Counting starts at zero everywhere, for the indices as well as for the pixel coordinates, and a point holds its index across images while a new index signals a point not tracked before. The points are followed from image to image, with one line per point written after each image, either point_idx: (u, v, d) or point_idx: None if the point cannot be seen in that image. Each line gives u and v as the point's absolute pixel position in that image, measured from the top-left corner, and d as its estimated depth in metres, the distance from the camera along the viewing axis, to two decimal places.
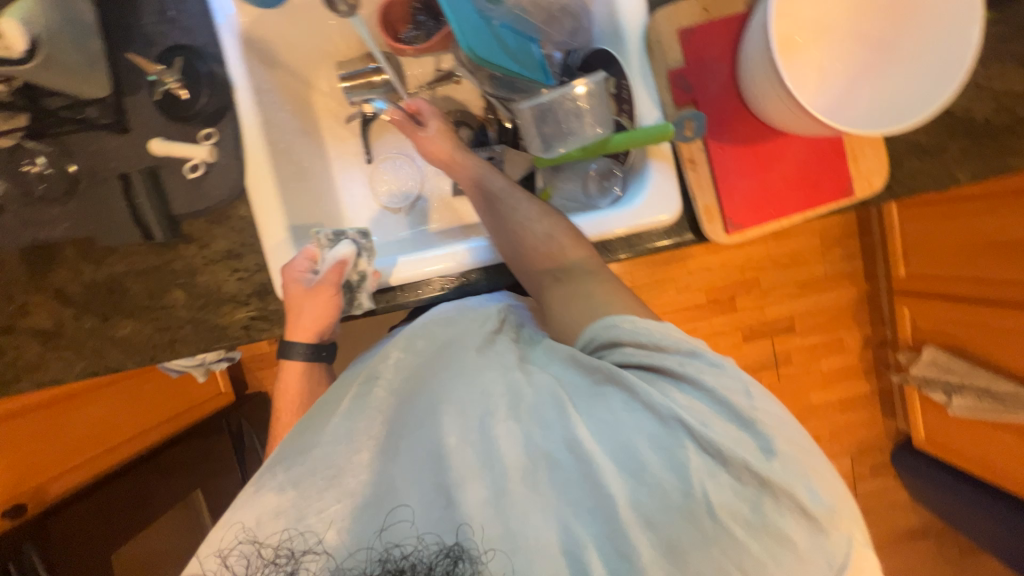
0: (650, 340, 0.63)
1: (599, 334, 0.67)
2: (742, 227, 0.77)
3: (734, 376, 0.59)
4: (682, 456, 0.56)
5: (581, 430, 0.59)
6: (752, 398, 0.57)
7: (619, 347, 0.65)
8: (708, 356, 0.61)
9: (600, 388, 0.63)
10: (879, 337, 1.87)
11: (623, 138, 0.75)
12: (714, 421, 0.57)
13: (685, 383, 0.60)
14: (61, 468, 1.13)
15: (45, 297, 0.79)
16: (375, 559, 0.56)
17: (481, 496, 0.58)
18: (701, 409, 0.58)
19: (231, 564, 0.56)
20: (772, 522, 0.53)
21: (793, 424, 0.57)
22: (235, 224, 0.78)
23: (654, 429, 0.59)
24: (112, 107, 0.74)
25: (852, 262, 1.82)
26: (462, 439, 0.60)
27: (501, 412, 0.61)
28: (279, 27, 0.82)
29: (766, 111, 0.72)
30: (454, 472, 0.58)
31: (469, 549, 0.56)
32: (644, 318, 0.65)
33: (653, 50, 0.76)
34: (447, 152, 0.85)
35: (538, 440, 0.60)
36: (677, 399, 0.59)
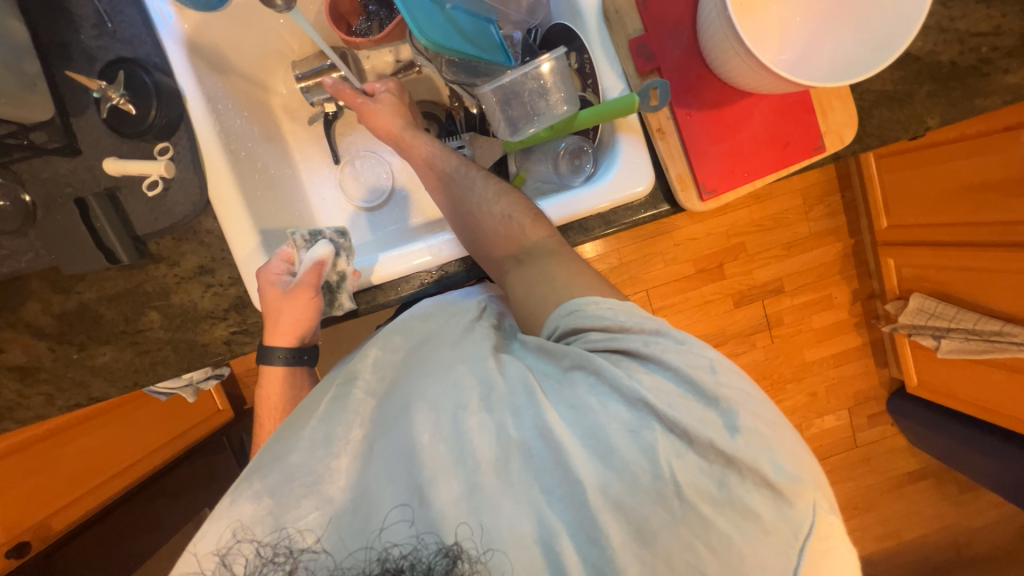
0: (614, 323, 0.63)
1: (565, 321, 0.65)
2: (716, 193, 0.76)
3: (698, 353, 0.58)
4: (650, 438, 0.54)
5: (552, 416, 0.57)
6: (718, 373, 0.57)
7: (584, 334, 0.64)
8: (673, 335, 0.60)
9: (569, 374, 0.61)
10: (867, 290, 1.90)
11: (590, 114, 0.74)
12: (678, 399, 0.55)
13: (652, 362, 0.58)
14: (60, 501, 1.12)
15: (19, 332, 0.77)
16: (374, 558, 0.54)
17: (453, 495, 0.55)
18: (667, 389, 0.56)
19: (231, 564, 0.55)
20: (738, 497, 0.52)
21: (760, 398, 0.56)
22: (203, 239, 0.77)
23: (622, 411, 0.57)
24: (59, 129, 0.71)
25: (834, 219, 1.83)
26: (435, 436, 0.58)
27: (472, 404, 0.59)
28: (225, 31, 0.79)
29: (730, 71, 0.70)
30: (427, 469, 0.56)
31: (467, 547, 0.54)
32: (609, 300, 0.65)
33: (611, 22, 0.75)
34: (396, 130, 0.82)
35: (511, 430, 0.57)
36: (643, 378, 0.57)
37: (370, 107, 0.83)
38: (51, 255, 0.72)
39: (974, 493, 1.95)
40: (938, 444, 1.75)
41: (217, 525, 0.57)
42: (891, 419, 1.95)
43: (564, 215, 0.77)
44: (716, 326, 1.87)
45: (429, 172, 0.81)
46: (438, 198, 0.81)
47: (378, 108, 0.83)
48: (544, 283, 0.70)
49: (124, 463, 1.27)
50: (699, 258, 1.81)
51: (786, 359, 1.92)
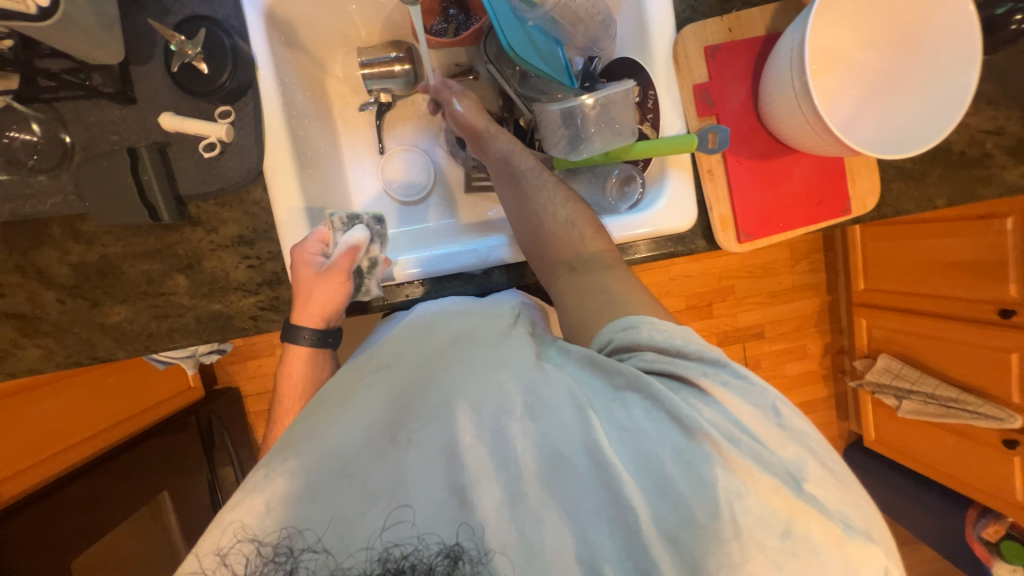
0: (672, 345, 0.61)
1: (620, 336, 0.64)
2: (752, 237, 0.81)
3: (761, 392, 0.58)
4: (709, 474, 0.52)
5: (601, 433, 0.55)
6: (781, 417, 0.56)
7: (640, 353, 0.62)
8: (735, 368, 0.59)
9: (620, 393, 0.59)
10: (837, 345, 2.02)
11: (647, 146, 0.79)
12: (741, 437, 0.54)
13: (712, 395, 0.57)
14: (20, 466, 1.04)
15: (26, 278, 0.72)
16: (374, 558, 0.52)
17: (493, 502, 0.54)
18: (728, 424, 0.55)
19: (231, 563, 0.52)
20: (807, 552, 0.48)
21: (820, 444, 0.56)
22: (248, 209, 0.75)
23: (681, 443, 0.54)
24: (117, 75, 0.68)
25: (817, 275, 1.95)
26: (476, 438, 0.56)
27: (516, 411, 0.57)
28: (301, 7, 0.78)
29: (784, 129, 0.76)
30: (468, 471, 0.55)
31: (469, 549, 0.53)
32: (665, 324, 0.64)
33: (681, 64, 0.79)
34: (479, 125, 0.82)
35: (558, 442, 0.55)
36: (704, 410, 0.56)
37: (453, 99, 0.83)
38: (84, 202, 0.69)
39: (912, 546, 2.08)
40: (887, 496, 1.87)
41: (250, 499, 0.55)
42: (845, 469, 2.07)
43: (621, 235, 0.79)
44: None
45: (500, 165, 0.81)
46: (505, 197, 0.81)
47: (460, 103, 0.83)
48: (597, 296, 0.70)
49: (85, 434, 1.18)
50: (692, 295, 1.89)
51: None
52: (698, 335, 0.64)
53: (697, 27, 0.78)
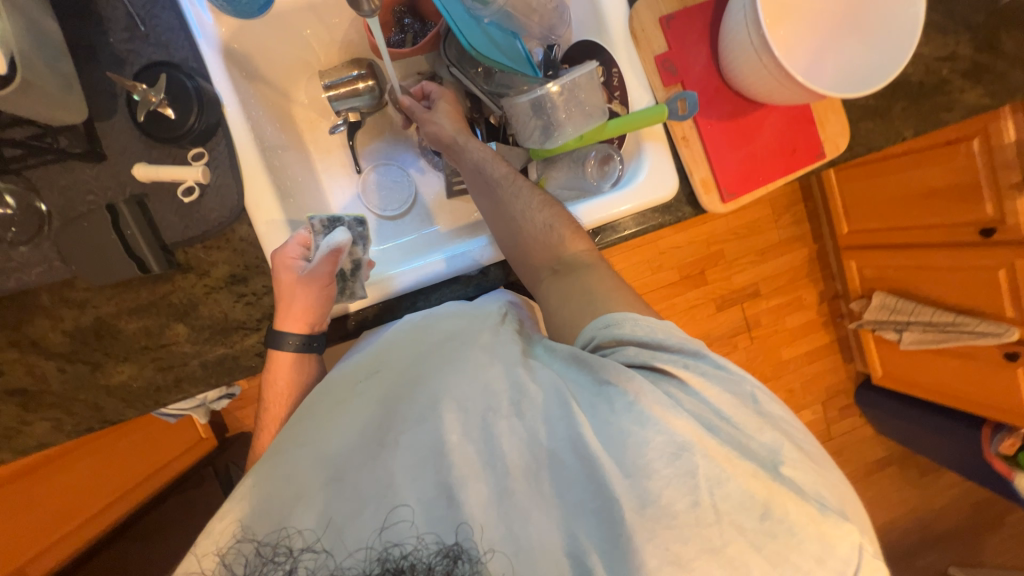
0: (651, 339, 0.63)
1: (602, 333, 0.65)
2: (735, 195, 0.83)
3: (739, 381, 0.59)
4: (692, 463, 0.51)
5: (584, 425, 0.55)
6: (759, 404, 0.58)
7: (622, 348, 0.63)
8: (713, 358, 0.61)
9: (602, 386, 0.58)
10: (831, 291, 2.06)
11: (618, 124, 0.79)
12: (720, 426, 0.55)
13: (691, 385, 0.58)
14: (20, 556, 0.96)
15: (23, 352, 0.71)
16: (374, 559, 0.50)
17: (481, 498, 0.52)
18: (706, 412, 0.56)
19: (230, 566, 0.52)
20: (783, 530, 0.49)
21: (797, 429, 0.58)
22: (236, 246, 0.74)
23: (660, 426, 0.53)
24: (84, 134, 0.68)
25: (801, 226, 1.99)
26: (464, 437, 0.56)
27: (503, 407, 0.57)
28: (257, 39, 0.78)
29: (750, 86, 0.77)
30: (456, 469, 0.54)
31: (469, 547, 0.50)
32: (646, 318, 0.65)
33: (638, 38, 0.80)
34: (451, 135, 0.82)
35: (543, 438, 0.56)
36: (683, 400, 0.57)
37: (428, 115, 0.82)
38: (69, 266, 0.68)
39: (936, 474, 2.12)
40: (904, 429, 1.91)
41: (235, 508, 0.56)
42: (859, 410, 2.11)
43: (590, 220, 0.81)
44: (701, 329, 1.96)
45: (475, 173, 0.81)
46: (481, 204, 0.82)
47: (436, 117, 0.82)
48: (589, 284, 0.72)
49: (88, 512, 1.10)
50: (683, 265, 1.91)
51: (766, 357, 2.03)
52: (679, 328, 0.65)
53: None
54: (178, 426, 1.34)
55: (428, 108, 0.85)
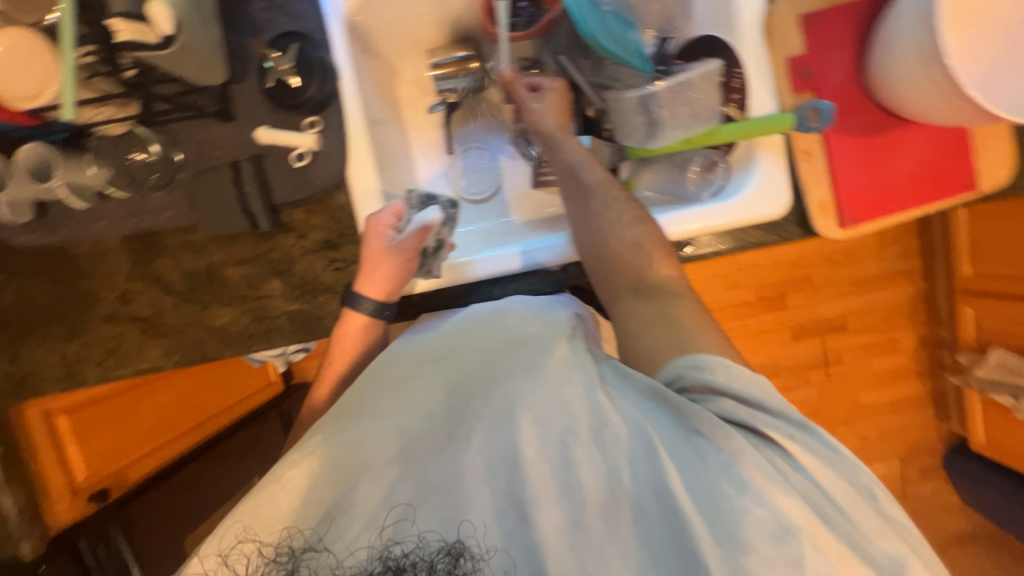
0: (752, 397, 0.58)
1: (691, 374, 0.59)
2: (856, 222, 0.74)
3: (854, 471, 0.55)
4: (797, 550, 0.49)
5: (671, 475, 0.54)
6: (880, 505, 0.54)
7: (714, 399, 0.58)
8: (824, 435, 0.56)
9: (693, 436, 0.55)
10: (935, 338, 1.82)
11: (732, 129, 0.73)
12: (830, 513, 0.52)
13: (798, 460, 0.54)
14: (111, 469, 1.06)
15: (147, 285, 0.80)
16: (375, 557, 0.54)
17: (556, 525, 0.54)
18: (814, 493, 0.53)
19: (231, 563, 0.54)
20: None
21: (915, 536, 0.54)
22: (334, 213, 0.78)
23: (760, 503, 0.51)
24: (219, 94, 0.73)
25: (909, 261, 1.77)
26: (541, 454, 0.56)
27: (582, 433, 0.57)
28: (377, 14, 0.80)
29: (899, 101, 0.68)
30: (531, 488, 0.55)
31: (470, 546, 0.54)
32: (739, 368, 0.59)
33: (772, 38, 0.73)
34: (550, 130, 0.79)
35: (624, 479, 0.55)
36: (789, 475, 0.54)
37: (530, 106, 0.80)
38: (193, 216, 0.76)
39: None
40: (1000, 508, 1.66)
41: (272, 486, 0.58)
42: (945, 475, 1.86)
43: (678, 229, 0.75)
44: (773, 357, 1.81)
45: (567, 173, 0.78)
46: (567, 204, 0.78)
47: (537, 109, 0.80)
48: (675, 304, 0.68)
49: (173, 433, 1.18)
50: (762, 286, 1.76)
51: (841, 399, 1.85)
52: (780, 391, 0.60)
53: None
54: (254, 368, 1.40)
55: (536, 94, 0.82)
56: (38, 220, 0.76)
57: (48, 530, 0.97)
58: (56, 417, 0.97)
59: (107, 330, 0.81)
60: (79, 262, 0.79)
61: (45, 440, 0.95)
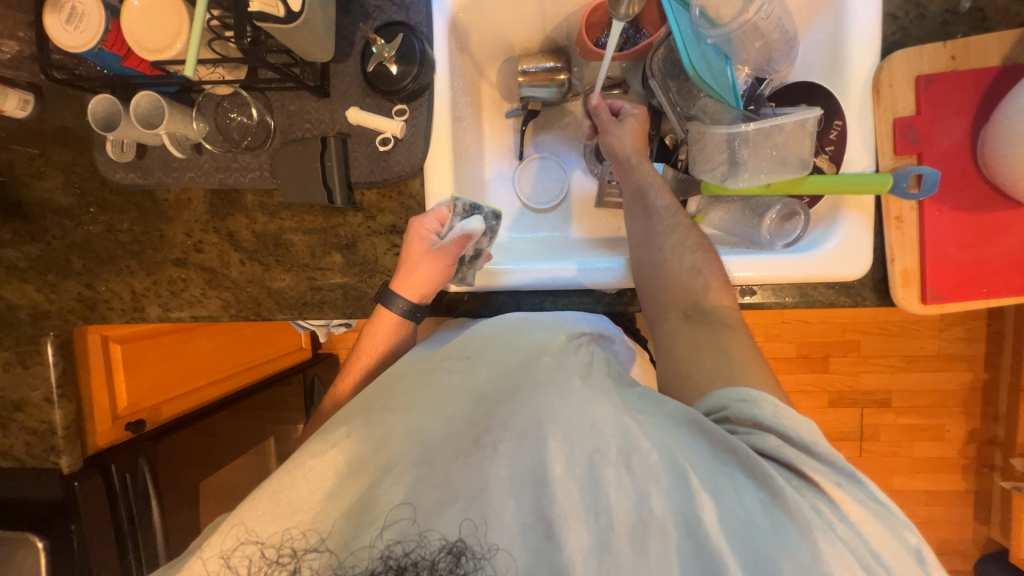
0: (801, 439, 0.54)
1: (737, 407, 0.57)
2: (941, 299, 0.69)
3: (903, 527, 0.51)
4: None
5: (705, 509, 0.51)
6: (926, 564, 0.49)
7: (761, 433, 0.55)
8: (869, 486, 0.53)
9: (728, 469, 0.54)
10: (987, 434, 1.68)
11: (819, 181, 0.71)
12: (876, 568, 0.48)
13: (842, 508, 0.51)
14: (147, 403, 1.10)
15: (219, 238, 0.84)
16: (377, 557, 0.52)
17: (582, 545, 0.52)
18: (862, 548, 0.49)
19: (233, 565, 0.54)
20: None
21: None
22: (405, 201, 0.80)
23: (800, 552, 0.48)
24: (319, 72, 0.76)
25: (973, 346, 1.64)
26: (568, 471, 0.55)
27: (611, 455, 0.56)
28: (478, 14, 0.82)
29: (1013, 182, 0.64)
30: (559, 506, 0.53)
31: (471, 545, 0.52)
32: (789, 409, 0.57)
33: (881, 94, 0.70)
34: (626, 150, 0.79)
35: (655, 506, 0.53)
36: (834, 523, 0.50)
37: (613, 128, 0.81)
38: (276, 180, 0.78)
39: None
40: None
41: (292, 477, 0.59)
42: None
43: (741, 273, 0.72)
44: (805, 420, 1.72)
45: (634, 194, 0.78)
46: (630, 226, 0.78)
47: (620, 132, 0.80)
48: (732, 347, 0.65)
49: (205, 380, 1.25)
50: (806, 344, 1.68)
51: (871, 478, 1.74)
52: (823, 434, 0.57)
53: (911, 52, 0.68)
54: (282, 337, 1.54)
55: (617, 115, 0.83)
56: (135, 162, 0.81)
57: (86, 449, 0.97)
58: (111, 343, 1.02)
59: (175, 274, 0.85)
60: (165, 207, 0.84)
61: (99, 363, 0.99)
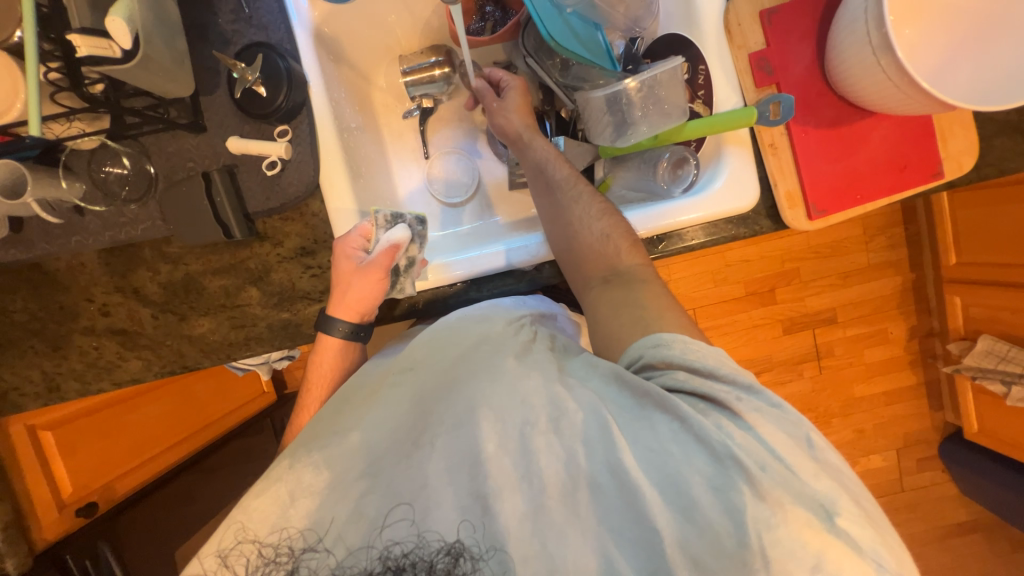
0: (702, 366, 0.58)
1: (650, 353, 0.60)
2: (824, 213, 0.75)
3: (794, 421, 0.55)
4: (738, 501, 0.50)
5: (625, 452, 0.54)
6: (814, 449, 0.53)
7: (671, 372, 0.59)
8: (767, 394, 0.57)
9: (646, 411, 0.56)
10: (925, 328, 1.81)
11: (700, 125, 0.74)
12: (772, 464, 0.51)
13: (745, 419, 0.54)
14: (96, 484, 1.05)
15: (125, 297, 0.80)
16: (375, 557, 0.54)
17: (516, 512, 0.54)
18: (760, 450, 0.52)
19: (231, 564, 0.55)
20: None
21: (849, 476, 0.53)
22: (309, 221, 0.79)
23: (708, 467, 0.52)
24: (190, 107, 0.74)
25: (897, 251, 1.75)
26: (500, 447, 0.56)
27: (540, 423, 0.57)
28: (344, 21, 0.81)
29: (859, 93, 0.69)
30: (493, 481, 0.55)
31: (470, 546, 0.54)
32: (697, 343, 0.60)
33: (733, 34, 0.74)
34: (516, 127, 0.80)
35: (581, 460, 0.55)
36: (734, 434, 0.53)
37: (499, 108, 0.81)
38: (169, 225, 0.75)
39: None
40: (992, 497, 1.63)
41: (274, 487, 0.59)
42: (941, 465, 1.84)
43: (647, 227, 0.75)
44: (765, 351, 1.80)
45: (534, 170, 0.77)
46: (536, 202, 0.79)
47: (505, 109, 0.81)
48: (641, 307, 0.67)
49: (163, 445, 1.17)
50: (751, 281, 1.75)
51: (835, 392, 1.84)
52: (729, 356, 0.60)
53: None
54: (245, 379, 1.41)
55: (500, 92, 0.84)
56: (14, 236, 0.76)
57: (33, 546, 0.92)
58: (40, 432, 0.96)
59: (86, 343, 0.81)
60: (59, 276, 0.79)
61: (28, 456, 0.94)
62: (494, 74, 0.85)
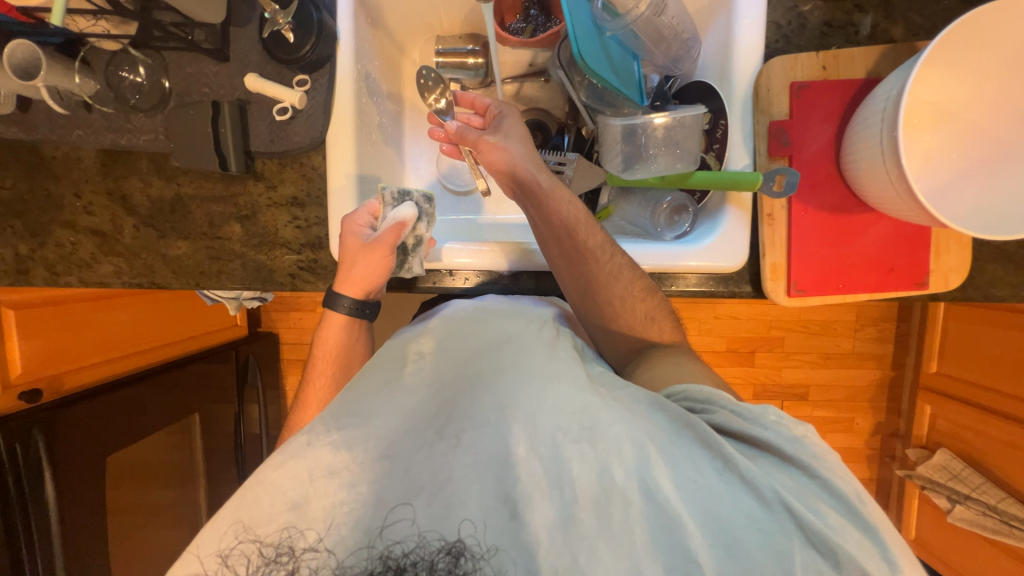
0: (747, 412, 0.58)
1: (695, 389, 0.63)
2: (804, 293, 0.75)
3: (844, 475, 0.55)
4: (785, 547, 0.50)
5: (663, 478, 0.52)
6: (866, 505, 0.53)
7: (713, 409, 0.60)
8: (810, 442, 0.56)
9: (688, 444, 0.55)
10: (891, 427, 1.81)
11: (705, 177, 0.74)
12: (825, 510, 0.52)
13: (795, 468, 0.55)
14: (48, 371, 1.05)
15: (110, 201, 0.81)
16: (375, 557, 0.48)
17: (546, 521, 0.51)
18: (807, 493, 0.53)
19: (231, 565, 0.48)
20: None
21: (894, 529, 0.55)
22: (306, 173, 0.80)
23: (753, 509, 0.52)
24: (218, 34, 0.75)
25: (883, 346, 1.74)
26: (531, 451, 0.53)
27: (572, 431, 0.54)
28: None
29: (863, 188, 0.70)
30: (523, 486, 0.51)
31: (471, 545, 0.49)
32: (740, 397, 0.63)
33: (761, 98, 0.74)
34: (528, 172, 0.71)
35: (615, 474, 0.52)
36: (781, 478, 0.54)
37: (489, 138, 0.74)
38: (170, 143, 0.76)
39: None
40: None
41: (294, 463, 0.53)
42: None
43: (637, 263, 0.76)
44: None
45: (560, 231, 0.71)
46: (553, 262, 0.73)
47: (503, 141, 0.73)
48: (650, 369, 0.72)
49: (122, 350, 1.20)
50: (736, 339, 1.75)
51: None
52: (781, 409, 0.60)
53: (788, 60, 0.73)
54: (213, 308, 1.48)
55: (494, 131, 0.75)
56: (17, 115, 0.76)
57: None
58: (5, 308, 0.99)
59: (63, 236, 0.82)
60: (52, 165, 0.80)
61: None
62: (498, 107, 0.78)
